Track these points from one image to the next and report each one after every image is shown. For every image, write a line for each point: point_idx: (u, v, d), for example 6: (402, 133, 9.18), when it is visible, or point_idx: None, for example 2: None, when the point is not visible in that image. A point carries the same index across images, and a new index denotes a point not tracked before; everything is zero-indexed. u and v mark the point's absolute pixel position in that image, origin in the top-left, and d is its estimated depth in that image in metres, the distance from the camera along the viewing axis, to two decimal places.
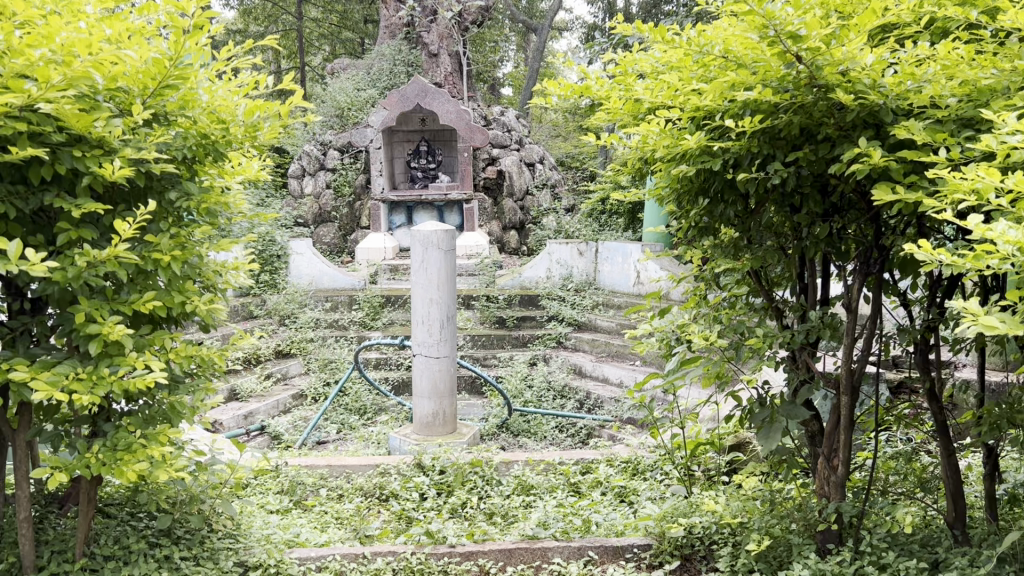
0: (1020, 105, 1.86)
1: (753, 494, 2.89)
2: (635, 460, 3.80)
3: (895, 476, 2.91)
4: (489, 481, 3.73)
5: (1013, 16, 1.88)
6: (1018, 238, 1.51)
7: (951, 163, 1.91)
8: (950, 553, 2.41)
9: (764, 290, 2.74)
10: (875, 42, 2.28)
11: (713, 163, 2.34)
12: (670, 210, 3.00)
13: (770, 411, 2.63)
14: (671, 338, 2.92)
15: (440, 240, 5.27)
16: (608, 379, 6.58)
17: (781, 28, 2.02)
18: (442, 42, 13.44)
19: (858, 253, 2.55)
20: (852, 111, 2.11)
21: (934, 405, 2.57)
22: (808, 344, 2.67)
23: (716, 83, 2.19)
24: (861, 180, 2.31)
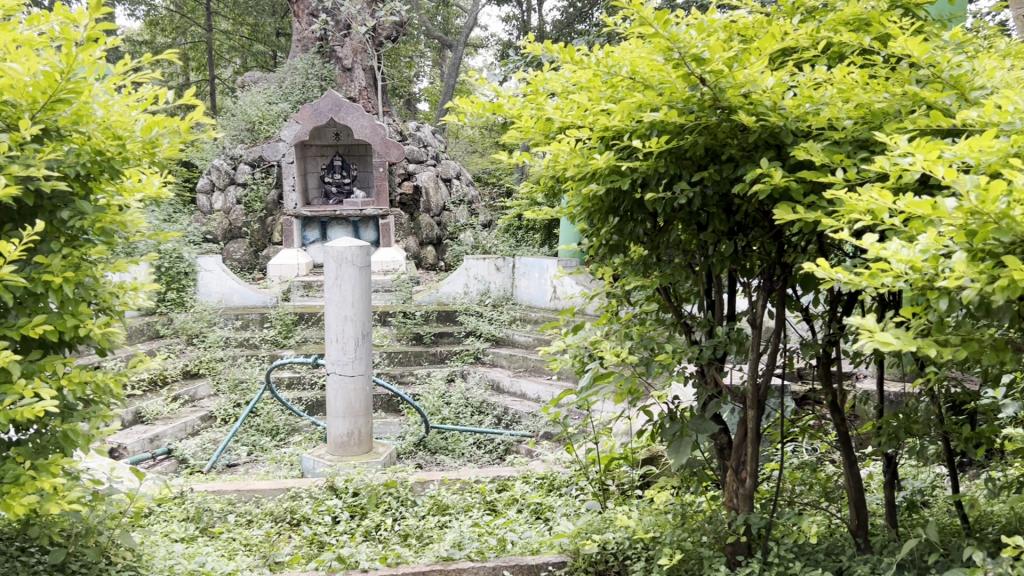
0: (911, 128, 1.94)
1: (665, 509, 2.92)
2: (551, 477, 3.80)
3: (801, 486, 2.99)
4: (404, 502, 3.68)
5: (904, 42, 1.96)
6: (912, 257, 1.56)
7: (848, 183, 1.98)
8: (854, 561, 2.47)
9: (673, 306, 2.78)
10: (776, 66, 2.35)
11: (622, 182, 2.37)
12: (582, 228, 3.02)
13: (680, 425, 2.66)
14: (584, 355, 2.96)
15: (354, 256, 5.19)
16: (525, 395, 6.59)
17: (686, 51, 2.06)
18: (356, 57, 13.32)
19: (762, 270, 2.62)
20: (754, 132, 2.17)
21: (836, 416, 2.64)
22: (715, 359, 2.71)
23: (624, 104, 2.21)
24: (764, 200, 2.37)
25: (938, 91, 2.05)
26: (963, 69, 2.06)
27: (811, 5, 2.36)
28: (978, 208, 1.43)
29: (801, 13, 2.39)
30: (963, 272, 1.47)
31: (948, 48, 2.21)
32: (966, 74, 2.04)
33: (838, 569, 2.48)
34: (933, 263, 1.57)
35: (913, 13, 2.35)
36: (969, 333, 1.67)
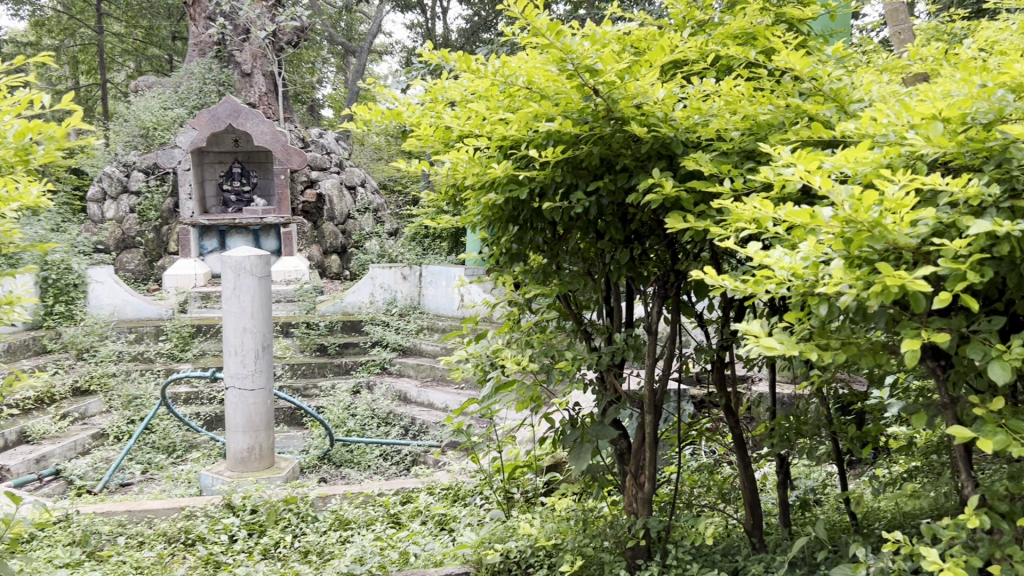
0: (793, 139, 2.01)
1: (566, 515, 2.94)
2: (456, 487, 3.78)
3: (699, 489, 3.06)
4: (304, 518, 3.61)
5: (787, 57, 2.04)
6: (793, 264, 1.62)
7: (735, 193, 2.04)
8: (748, 561, 2.53)
9: (573, 314, 2.80)
10: (667, 78, 2.40)
11: (520, 191, 2.37)
12: (483, 237, 3.01)
13: (581, 432, 2.68)
14: (485, 363, 2.94)
15: (253, 266, 5.07)
16: (433, 405, 6.55)
17: (579, 63, 2.08)
18: (256, 62, 13.08)
19: (658, 277, 2.66)
20: (647, 142, 2.21)
21: (731, 419, 2.71)
22: (614, 365, 2.75)
23: (520, 115, 2.21)
24: (658, 209, 2.42)
25: (819, 104, 2.14)
26: (842, 83, 2.14)
27: (701, 19, 2.42)
28: (852, 217, 1.48)
29: (691, 26, 2.45)
30: (840, 277, 1.52)
31: (829, 63, 2.30)
32: (845, 88, 2.12)
33: (734, 569, 2.54)
34: (813, 270, 1.62)
35: (796, 29, 2.44)
36: (848, 337, 1.73)
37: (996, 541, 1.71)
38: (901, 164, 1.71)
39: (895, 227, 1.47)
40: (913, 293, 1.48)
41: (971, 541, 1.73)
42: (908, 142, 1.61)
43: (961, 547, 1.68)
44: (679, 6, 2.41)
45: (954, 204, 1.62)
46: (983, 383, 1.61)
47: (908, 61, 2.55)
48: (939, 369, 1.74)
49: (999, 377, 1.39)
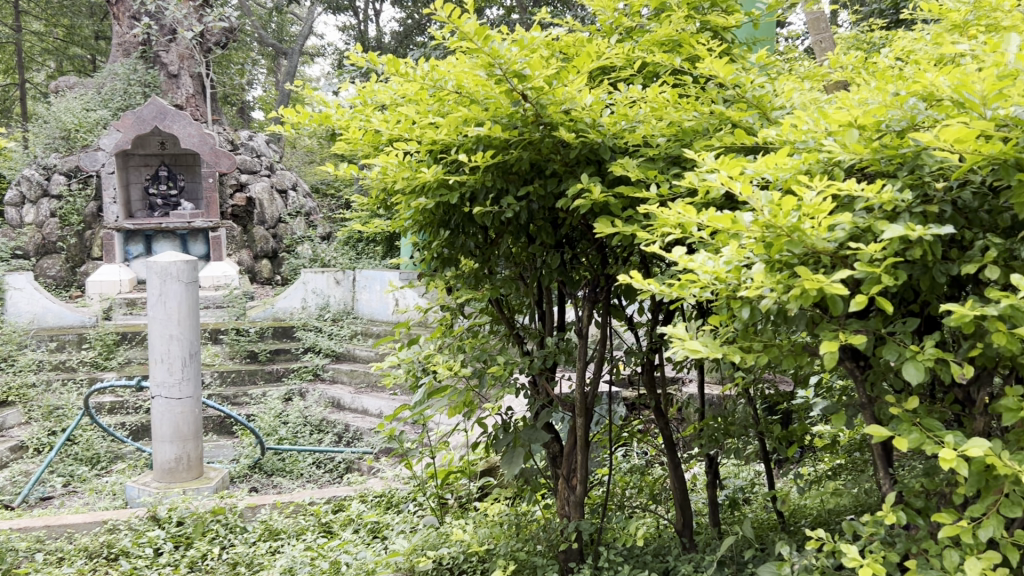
0: (717, 145, 2.05)
1: (499, 520, 2.93)
2: (389, 494, 3.75)
3: (630, 490, 3.09)
4: (232, 529, 3.54)
5: (711, 65, 2.08)
6: (716, 268, 1.65)
7: (661, 198, 2.07)
8: (679, 561, 2.56)
9: (506, 318, 2.80)
10: (595, 83, 2.42)
11: (450, 196, 2.34)
12: (413, 241, 2.99)
13: (513, 436, 2.68)
14: (417, 369, 2.92)
15: (179, 272, 4.95)
16: (367, 411, 6.49)
17: (507, 68, 2.08)
18: (181, 63, 12.65)
19: (589, 281, 2.68)
20: (575, 147, 2.23)
21: (661, 420, 2.74)
22: (546, 369, 2.76)
23: (450, 119, 2.20)
24: (587, 214, 2.44)
25: (742, 111, 2.19)
26: (764, 91, 2.20)
27: (628, 26, 2.45)
28: (771, 223, 1.51)
29: (618, 33, 2.48)
30: (761, 281, 1.55)
31: (752, 71, 2.35)
32: (767, 96, 2.18)
33: (664, 569, 2.57)
34: (735, 274, 1.65)
35: (720, 36, 2.48)
36: (770, 340, 1.76)
37: (912, 536, 1.77)
38: (819, 170, 1.76)
39: (812, 232, 1.51)
40: (831, 296, 1.52)
41: (889, 537, 1.79)
42: (826, 149, 1.65)
43: (878, 543, 1.73)
44: (606, 12, 2.44)
45: (869, 209, 1.67)
46: (898, 383, 1.66)
47: (828, 69, 2.62)
48: (857, 369, 1.79)
49: (912, 377, 1.43)
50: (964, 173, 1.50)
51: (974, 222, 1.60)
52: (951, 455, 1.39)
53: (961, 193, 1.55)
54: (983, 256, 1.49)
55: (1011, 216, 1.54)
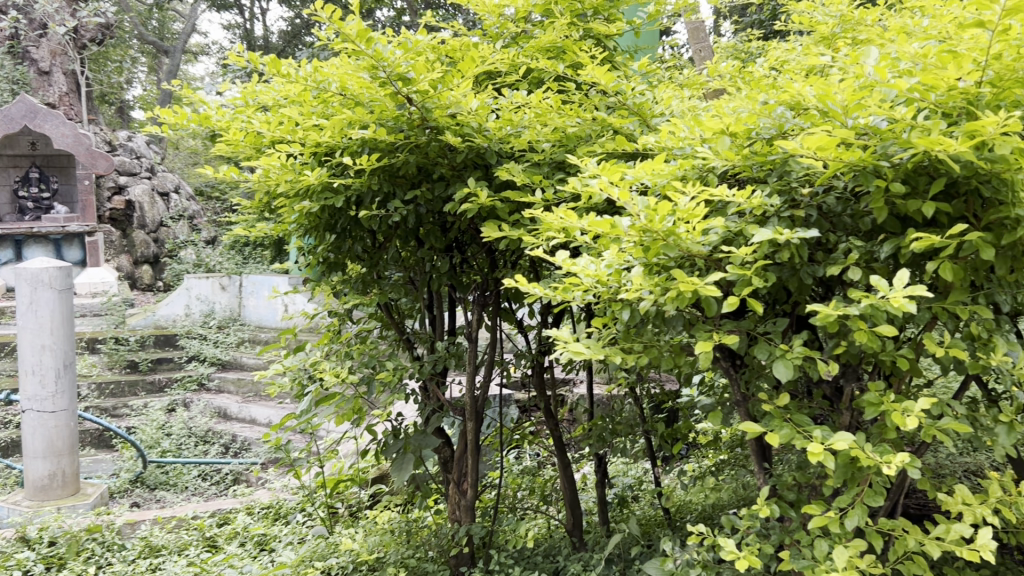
0: (599, 151, 2.09)
1: (390, 527, 2.90)
2: (277, 505, 3.67)
3: (522, 492, 3.10)
4: (109, 547, 3.38)
5: (592, 72, 2.12)
6: (598, 271, 1.67)
7: (547, 203, 2.08)
8: (569, 560, 2.59)
9: (396, 323, 2.74)
10: (480, 88, 2.43)
11: (334, 200, 2.29)
12: (299, 246, 2.92)
13: (403, 442, 2.64)
14: (303, 376, 2.84)
15: (52, 279, 4.70)
16: (255, 420, 6.32)
17: (391, 71, 2.07)
18: (54, 60, 12.22)
19: (478, 285, 2.69)
20: (461, 152, 2.23)
21: (551, 422, 2.77)
22: (436, 373, 2.74)
23: (333, 121, 2.15)
24: (474, 217, 2.44)
25: (624, 117, 2.24)
26: (644, 99, 2.28)
27: (514, 31, 2.47)
28: (648, 227, 1.55)
29: (504, 38, 2.50)
30: (640, 285, 1.59)
31: (634, 79, 2.41)
32: (647, 103, 2.24)
33: (555, 569, 2.59)
34: (616, 277, 1.69)
35: (603, 44, 2.53)
36: (649, 340, 1.81)
37: (786, 528, 1.84)
38: (695, 175, 1.81)
39: (687, 236, 1.56)
40: (706, 298, 1.56)
41: (765, 529, 1.85)
42: (701, 155, 1.71)
43: (755, 536, 1.79)
44: (491, 18, 2.45)
45: (741, 214, 1.74)
46: (770, 380, 1.73)
47: (706, 78, 2.71)
48: (733, 368, 1.85)
49: (783, 375, 1.49)
50: (829, 179, 1.57)
51: (838, 225, 1.68)
52: (819, 450, 1.45)
53: (826, 198, 1.62)
54: (846, 258, 1.56)
55: (871, 220, 1.63)
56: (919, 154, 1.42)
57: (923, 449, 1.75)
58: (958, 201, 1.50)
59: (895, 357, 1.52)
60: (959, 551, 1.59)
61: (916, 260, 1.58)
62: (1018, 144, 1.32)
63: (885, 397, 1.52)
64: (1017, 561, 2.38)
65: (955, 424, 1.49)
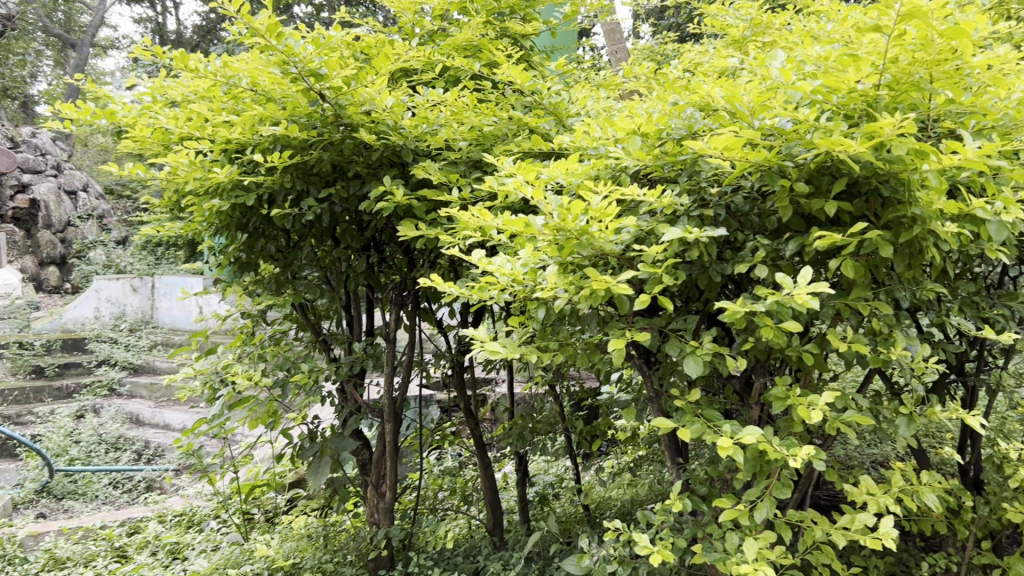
0: (516, 150, 2.10)
1: (307, 532, 2.85)
2: (190, 512, 3.57)
3: (442, 493, 3.08)
4: (10, 561, 3.23)
5: (508, 71, 2.13)
6: (513, 270, 1.67)
7: (463, 202, 2.08)
8: (489, 560, 2.58)
9: (311, 324, 2.69)
10: (396, 86, 2.41)
11: (245, 198, 2.23)
12: (210, 246, 2.84)
13: (320, 445, 2.59)
14: (215, 380, 2.77)
15: None
16: (169, 426, 6.14)
17: (303, 66, 2.03)
18: None
19: (396, 285, 2.66)
20: (376, 150, 2.20)
21: (471, 422, 2.76)
22: (353, 375, 2.70)
23: (243, 117, 2.09)
24: (390, 216, 2.41)
25: (539, 117, 2.25)
26: (559, 98, 2.29)
27: (429, 29, 2.46)
28: (561, 226, 1.55)
29: (420, 36, 2.48)
30: (554, 283, 1.59)
31: (550, 79, 2.43)
32: (562, 103, 2.27)
33: (475, 569, 2.58)
34: (531, 276, 1.69)
35: (520, 44, 2.53)
36: (565, 339, 1.82)
37: (699, 522, 1.87)
38: (609, 175, 1.83)
39: (600, 235, 1.57)
40: (618, 296, 1.58)
41: (678, 523, 1.88)
42: (613, 155, 1.73)
43: (669, 530, 1.81)
44: (407, 15, 2.43)
45: (653, 213, 1.76)
46: (682, 377, 1.75)
47: (622, 80, 2.74)
48: (646, 365, 1.88)
49: (692, 371, 1.51)
50: (736, 179, 1.61)
51: (745, 224, 1.72)
52: (728, 444, 1.47)
53: (733, 198, 1.66)
54: (753, 256, 1.59)
55: (777, 219, 1.66)
56: (822, 154, 1.45)
57: (828, 441, 1.80)
58: (859, 200, 1.55)
59: (801, 352, 1.56)
60: (863, 539, 1.63)
61: (820, 258, 1.63)
62: (914, 145, 1.36)
63: (791, 391, 1.56)
64: (920, 547, 2.48)
65: (858, 416, 1.53)
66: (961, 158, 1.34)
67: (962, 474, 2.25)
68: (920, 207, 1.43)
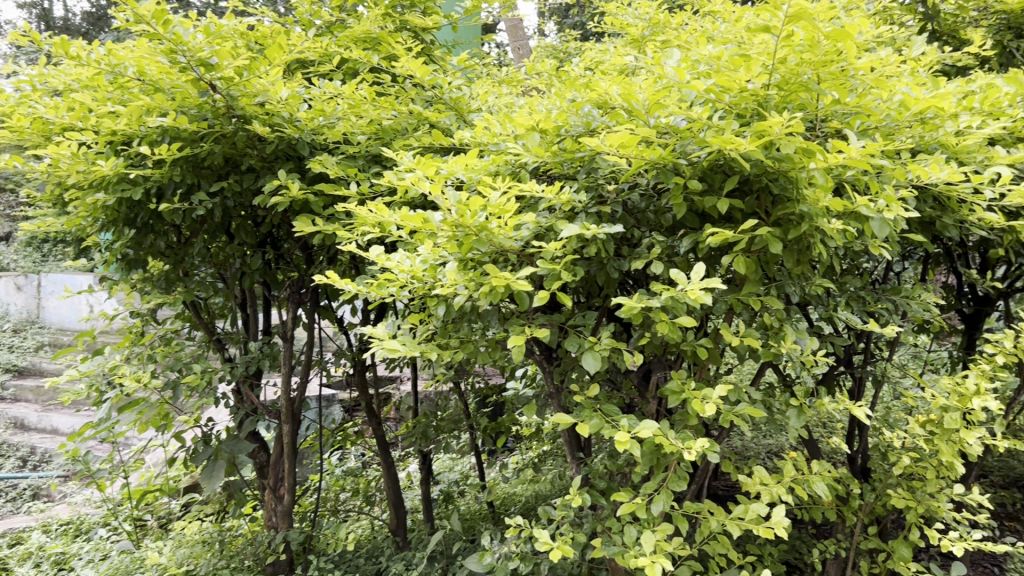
0: (415, 144, 2.08)
1: (202, 538, 2.75)
2: (78, 521, 3.42)
3: (344, 494, 3.02)
4: None
5: (406, 65, 2.11)
6: (412, 267, 1.64)
7: (361, 197, 2.04)
8: (392, 560, 2.54)
9: (204, 323, 2.60)
10: (291, 78, 2.35)
11: (132, 192, 2.13)
12: (96, 242, 2.71)
13: (213, 448, 2.48)
14: (101, 383, 2.63)
15: None
16: (57, 430, 5.87)
17: (191, 55, 1.96)
18: None
19: (294, 283, 2.60)
20: (270, 142, 2.14)
21: (373, 421, 2.72)
22: (250, 375, 2.62)
23: (128, 108, 2.00)
24: (287, 211, 2.35)
25: (440, 111, 2.24)
26: (460, 93, 2.28)
27: (326, 21, 2.41)
28: (460, 222, 1.53)
29: (317, 27, 2.43)
30: (453, 280, 1.57)
31: (451, 73, 2.41)
32: (463, 98, 2.26)
33: (377, 570, 2.54)
34: (431, 273, 1.66)
35: (420, 38, 2.51)
36: (465, 336, 1.81)
37: (598, 516, 1.89)
38: (509, 171, 1.82)
39: (499, 231, 1.56)
40: (517, 292, 1.57)
41: (577, 519, 1.89)
42: (512, 151, 1.72)
43: (569, 526, 1.82)
44: (304, 5, 2.38)
45: (552, 209, 1.76)
46: (582, 372, 1.76)
47: (524, 76, 2.75)
48: (547, 361, 1.88)
49: (590, 367, 1.51)
50: (632, 176, 1.62)
51: (642, 221, 1.74)
52: (625, 438, 1.47)
53: (630, 195, 1.67)
54: (649, 252, 1.61)
55: (672, 216, 1.69)
56: (714, 152, 1.48)
57: (722, 434, 1.83)
58: (750, 197, 1.58)
59: (695, 347, 1.58)
60: (756, 529, 1.67)
61: (714, 254, 1.66)
62: (801, 144, 1.39)
63: (686, 386, 1.58)
64: (811, 534, 2.56)
65: (750, 409, 1.56)
66: (845, 157, 1.37)
67: (850, 462, 2.34)
68: (807, 204, 1.47)
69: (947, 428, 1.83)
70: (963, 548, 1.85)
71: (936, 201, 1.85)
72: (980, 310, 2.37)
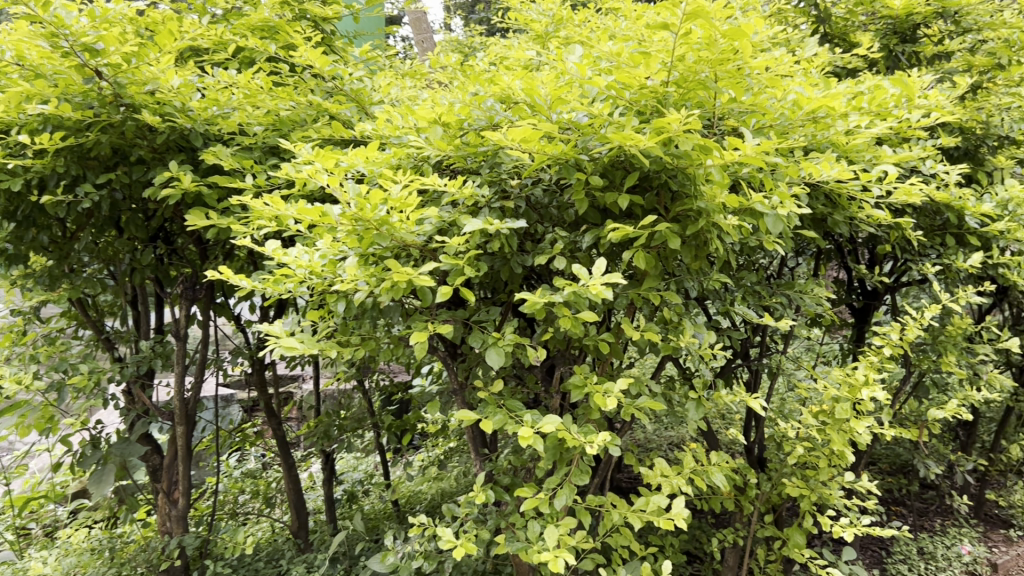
0: (314, 136, 2.04)
1: (91, 547, 2.62)
2: None
3: (242, 496, 2.93)
4: None
5: (304, 54, 2.07)
6: (310, 263, 1.60)
7: (257, 189, 1.98)
8: (293, 562, 2.48)
9: (92, 322, 2.48)
10: (184, 66, 2.28)
11: (10, 183, 2.00)
12: None
13: (102, 451, 2.37)
14: None
15: None
16: None
17: (75, 40, 1.85)
18: None
19: (188, 279, 2.51)
20: (161, 132, 2.05)
21: (272, 421, 2.65)
22: (141, 375, 2.51)
23: (4, 94, 1.87)
24: (180, 204, 2.26)
25: (340, 103, 2.20)
26: (361, 85, 2.28)
27: (222, 7, 2.34)
28: (359, 216, 1.48)
29: (212, 14, 2.35)
30: (354, 275, 1.53)
31: (352, 65, 2.37)
32: (363, 90, 2.25)
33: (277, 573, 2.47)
34: (330, 268, 1.62)
35: (320, 28, 2.46)
36: (366, 333, 1.77)
37: (503, 512, 1.88)
38: (410, 164, 1.82)
39: (400, 225, 1.52)
40: (420, 287, 1.54)
41: (481, 515, 1.87)
42: (413, 144, 1.70)
43: (472, 522, 1.80)
44: None
45: (454, 204, 1.75)
46: (485, 368, 1.75)
47: (427, 69, 2.74)
48: (449, 357, 1.86)
49: (493, 362, 1.49)
50: (535, 171, 1.61)
51: (545, 217, 1.74)
52: (528, 434, 1.46)
53: (532, 190, 1.67)
54: (551, 248, 1.61)
55: (574, 212, 1.70)
56: (615, 148, 1.49)
57: (624, 428, 1.85)
58: (650, 193, 1.60)
59: (597, 341, 1.58)
60: (656, 520, 1.68)
61: (614, 249, 1.67)
62: (699, 141, 1.41)
63: (588, 380, 1.58)
64: (711, 524, 2.61)
65: (650, 402, 1.57)
66: (741, 154, 1.39)
67: (748, 452, 2.39)
68: (705, 200, 1.48)
69: (838, 418, 1.88)
70: (853, 533, 1.91)
71: (827, 199, 1.91)
72: (868, 303, 2.46)
